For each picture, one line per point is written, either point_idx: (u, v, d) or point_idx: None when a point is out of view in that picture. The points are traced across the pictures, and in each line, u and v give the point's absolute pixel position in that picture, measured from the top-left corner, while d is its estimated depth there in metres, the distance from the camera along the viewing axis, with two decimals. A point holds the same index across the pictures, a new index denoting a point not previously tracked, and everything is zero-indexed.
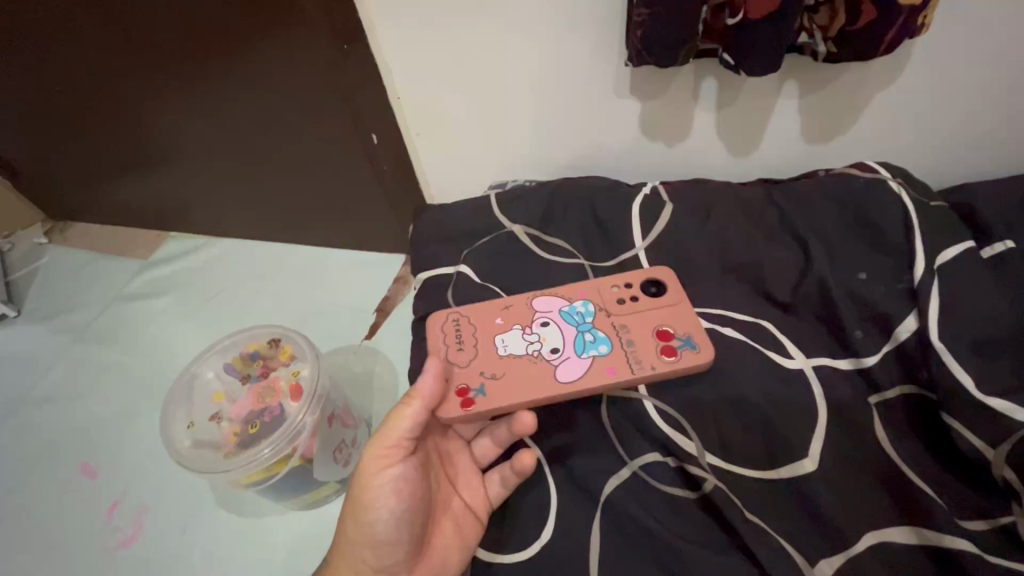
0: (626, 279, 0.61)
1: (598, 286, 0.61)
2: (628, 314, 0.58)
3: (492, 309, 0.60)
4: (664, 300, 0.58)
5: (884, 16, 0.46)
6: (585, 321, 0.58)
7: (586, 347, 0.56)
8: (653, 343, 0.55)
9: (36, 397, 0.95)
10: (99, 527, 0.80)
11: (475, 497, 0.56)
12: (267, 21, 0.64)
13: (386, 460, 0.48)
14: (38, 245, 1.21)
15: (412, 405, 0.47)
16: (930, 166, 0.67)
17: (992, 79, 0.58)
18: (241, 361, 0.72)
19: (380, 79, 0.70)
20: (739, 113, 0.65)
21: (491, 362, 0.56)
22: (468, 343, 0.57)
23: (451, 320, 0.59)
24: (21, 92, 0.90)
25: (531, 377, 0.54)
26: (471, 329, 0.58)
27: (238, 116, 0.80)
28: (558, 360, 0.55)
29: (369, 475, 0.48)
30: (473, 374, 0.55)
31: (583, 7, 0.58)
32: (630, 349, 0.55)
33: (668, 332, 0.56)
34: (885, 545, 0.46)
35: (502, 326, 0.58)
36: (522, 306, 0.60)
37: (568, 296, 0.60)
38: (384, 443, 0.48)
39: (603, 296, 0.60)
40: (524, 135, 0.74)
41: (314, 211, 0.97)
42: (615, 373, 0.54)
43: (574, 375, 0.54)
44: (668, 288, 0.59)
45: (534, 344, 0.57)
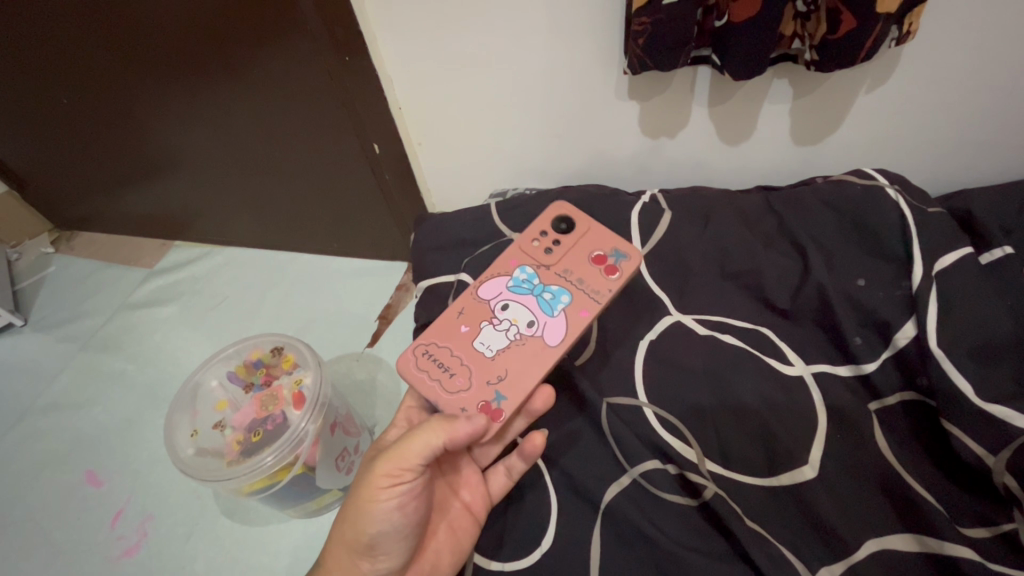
0: (535, 229, 0.58)
1: (518, 252, 0.58)
2: (562, 258, 0.56)
3: (450, 322, 0.55)
4: (577, 232, 0.57)
5: (863, 24, 0.45)
6: (534, 283, 0.56)
7: (550, 305, 0.54)
8: (593, 271, 0.55)
9: (41, 406, 0.96)
10: (104, 535, 0.80)
11: (474, 496, 0.54)
12: (265, 30, 0.64)
13: (395, 478, 0.46)
14: (45, 254, 1.22)
15: (437, 435, 0.46)
16: (927, 172, 0.68)
17: (989, 86, 0.58)
18: (244, 370, 0.73)
19: (383, 92, 0.73)
20: (738, 121, 0.65)
21: (487, 368, 0.52)
22: (455, 366, 0.53)
23: (421, 355, 0.53)
24: (27, 102, 0.91)
25: (533, 360, 0.52)
26: (447, 350, 0.53)
27: (243, 127, 0.81)
28: (540, 329, 0.53)
29: (376, 490, 0.46)
30: (482, 389, 0.51)
31: (581, 18, 0.58)
32: (582, 285, 0.55)
33: (601, 256, 0.56)
34: (885, 552, 0.46)
35: (471, 332, 0.54)
36: (474, 303, 0.56)
37: (501, 271, 0.57)
38: (397, 463, 0.45)
39: (531, 255, 0.57)
40: (524, 143, 0.75)
41: (316, 219, 0.98)
42: (589, 312, 0.53)
43: (562, 332, 0.52)
44: (574, 218, 0.58)
45: (511, 329, 0.54)
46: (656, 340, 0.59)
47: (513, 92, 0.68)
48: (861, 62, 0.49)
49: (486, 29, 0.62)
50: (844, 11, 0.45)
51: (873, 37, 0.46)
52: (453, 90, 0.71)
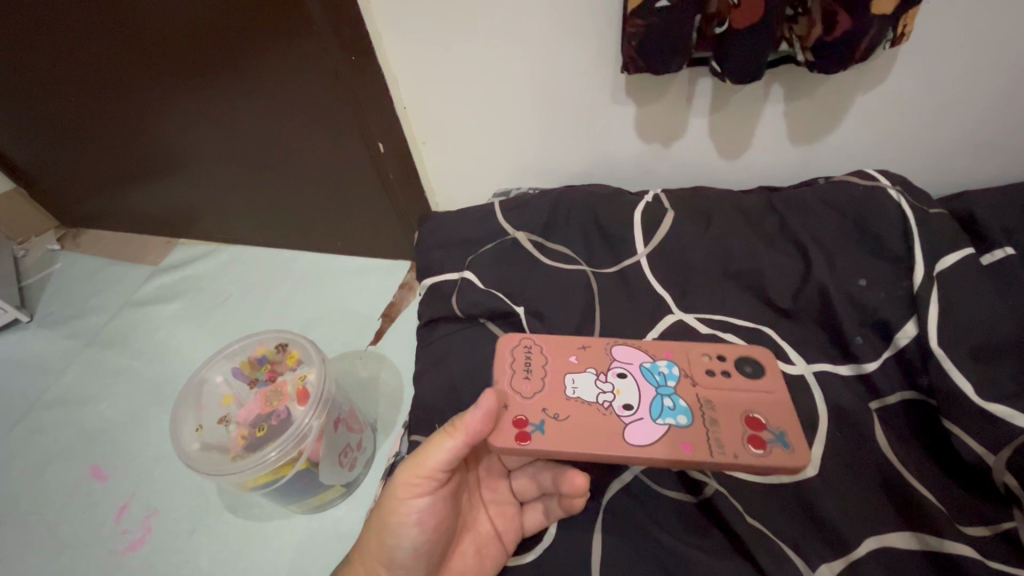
0: (716, 349, 0.50)
1: (682, 347, 0.51)
2: (719, 390, 0.47)
3: (568, 345, 0.52)
4: (756, 383, 0.47)
5: (859, 25, 0.46)
6: (667, 383, 0.48)
7: (661, 412, 0.46)
8: (740, 428, 0.45)
9: (47, 401, 0.97)
10: (108, 530, 0.81)
11: (506, 525, 0.54)
12: (273, 26, 0.65)
13: (415, 489, 0.46)
14: (51, 251, 1.23)
15: (453, 437, 0.44)
16: (929, 175, 0.68)
17: (992, 87, 0.58)
18: (249, 366, 0.73)
19: (387, 90, 0.73)
20: (738, 113, 0.65)
21: (557, 401, 0.47)
22: (539, 378, 0.49)
23: (522, 345, 0.52)
24: (33, 99, 0.92)
25: (597, 434, 0.45)
26: (542, 360, 0.50)
27: (251, 127, 0.82)
28: (630, 421, 0.46)
29: (397, 501, 0.46)
30: (536, 408, 0.47)
31: (582, 18, 0.59)
32: (713, 430, 0.45)
33: (760, 422, 0.45)
34: (886, 549, 0.46)
35: (576, 367, 0.50)
36: (599, 350, 0.51)
37: (651, 351, 0.51)
38: (417, 473, 0.45)
39: (690, 362, 0.50)
40: (527, 142, 0.76)
41: (321, 217, 0.99)
42: (691, 452, 0.44)
43: (646, 441, 0.45)
44: (767, 370, 0.48)
45: (607, 396, 0.48)
46: (658, 338, 0.60)
47: (516, 92, 0.69)
48: (857, 63, 0.50)
49: (489, 30, 0.63)
50: (841, 13, 0.46)
51: (868, 37, 0.47)
52: (458, 89, 0.71)
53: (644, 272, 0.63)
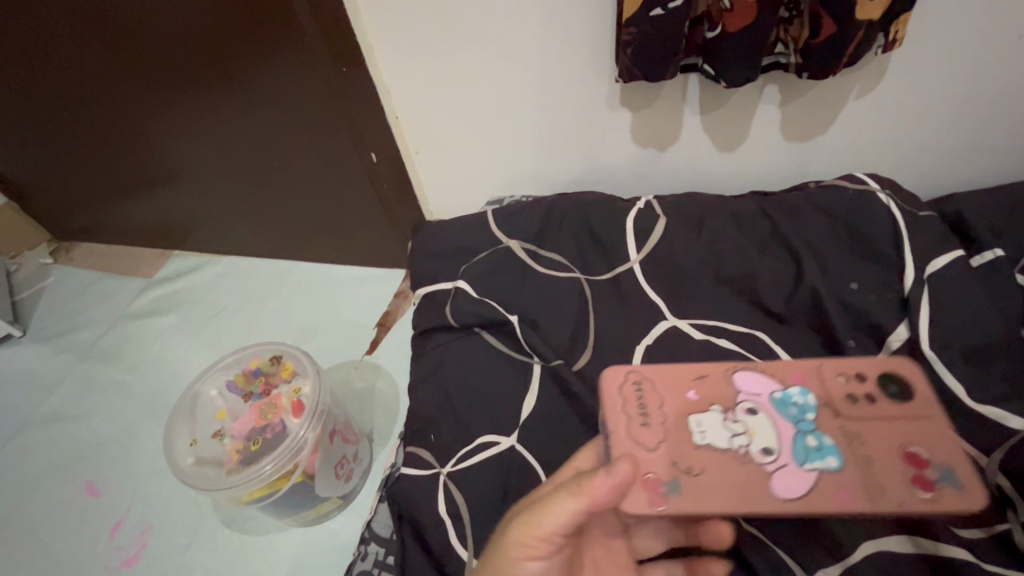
0: (855, 367, 0.46)
1: (814, 371, 0.46)
2: (867, 422, 0.43)
3: (682, 376, 0.47)
4: (909, 408, 0.43)
5: (844, 30, 0.46)
6: (804, 417, 0.44)
7: (807, 454, 0.42)
8: (902, 466, 0.41)
9: (40, 416, 0.96)
10: (103, 546, 0.80)
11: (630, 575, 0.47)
12: (270, 41, 0.65)
13: (531, 550, 0.39)
14: (44, 265, 1.22)
15: (576, 499, 0.37)
16: (918, 178, 0.69)
17: (979, 90, 0.59)
18: (242, 379, 0.73)
19: (381, 104, 0.74)
20: (730, 112, 0.64)
21: (687, 452, 0.43)
22: (655, 419, 0.44)
23: (630, 380, 0.46)
24: (28, 116, 0.92)
25: (746, 490, 0.41)
26: (658, 400, 0.45)
27: (244, 139, 0.82)
28: (773, 468, 0.42)
29: (509, 561, 0.39)
30: (663, 466, 0.42)
31: (572, 28, 0.59)
32: (866, 470, 0.41)
33: (919, 457, 0.42)
34: (882, 555, 0.46)
35: (699, 404, 0.45)
36: (720, 380, 0.46)
37: (779, 376, 0.46)
38: (533, 535, 0.38)
39: (826, 387, 0.45)
40: (520, 150, 0.76)
41: (315, 226, 0.98)
42: (848, 500, 0.40)
43: (797, 491, 0.41)
44: (915, 392, 0.44)
45: (743, 439, 0.43)
46: (652, 345, 0.60)
47: (508, 99, 0.69)
48: (844, 68, 0.50)
49: (481, 38, 0.63)
50: (825, 16, 0.46)
51: (856, 41, 0.47)
52: (450, 98, 0.71)
53: (637, 278, 0.63)
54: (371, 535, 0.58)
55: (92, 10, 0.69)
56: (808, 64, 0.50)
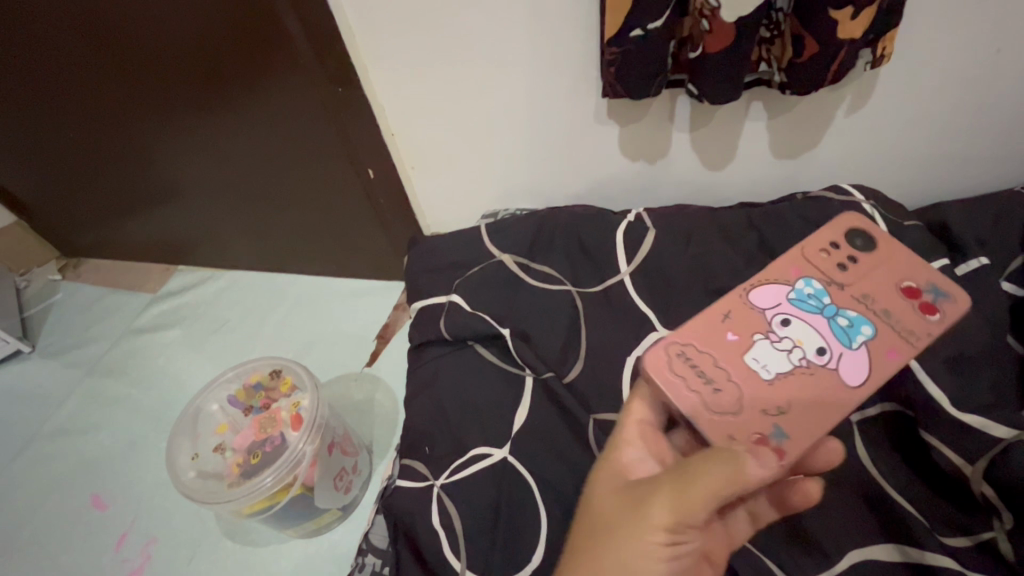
0: (825, 239, 0.48)
1: (799, 257, 0.47)
2: (863, 280, 0.45)
3: (711, 320, 0.44)
4: (878, 252, 0.46)
5: (826, 49, 0.47)
6: (823, 302, 0.45)
7: (848, 335, 0.43)
8: (906, 305, 0.44)
9: (48, 431, 0.98)
10: (109, 558, 0.81)
11: (715, 541, 0.45)
12: (267, 63, 0.67)
13: (680, 532, 0.36)
14: (53, 281, 1.25)
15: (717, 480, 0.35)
16: (905, 188, 0.69)
17: (961, 102, 0.60)
18: (244, 393, 0.74)
19: (377, 122, 0.76)
20: (718, 127, 0.65)
21: (761, 393, 0.41)
22: (722, 380, 0.42)
23: (676, 354, 0.43)
24: (36, 136, 0.95)
25: (826, 397, 0.41)
26: (709, 358, 0.43)
27: (244, 157, 0.84)
28: (834, 361, 0.42)
29: (654, 546, 0.36)
30: (757, 418, 0.41)
31: (560, 46, 0.61)
32: (891, 320, 0.43)
33: (914, 288, 0.44)
34: (868, 562, 0.46)
35: (742, 341, 0.43)
36: (744, 308, 0.45)
37: (776, 275, 0.46)
38: (684, 517, 0.35)
39: (810, 261, 0.47)
40: (513, 165, 0.77)
41: (316, 241, 1.00)
42: (898, 355, 0.42)
43: (864, 374, 0.42)
44: (877, 238, 0.46)
45: (795, 351, 0.43)
46: (642, 356, 0.61)
47: (501, 115, 0.71)
48: (830, 83, 0.51)
49: (473, 58, 0.65)
50: (807, 36, 0.47)
51: (839, 59, 0.48)
52: (443, 115, 0.73)
53: (628, 291, 0.64)
54: (369, 546, 0.60)
55: (98, 35, 0.71)
56: (792, 82, 0.51)
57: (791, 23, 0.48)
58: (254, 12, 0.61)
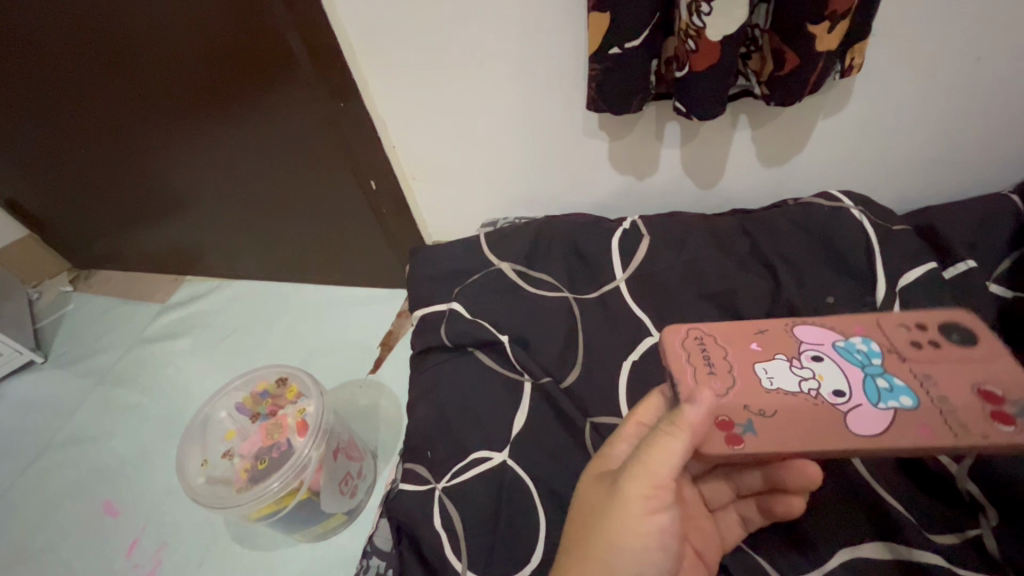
0: (913, 317, 0.44)
1: (874, 322, 0.44)
2: (931, 362, 0.41)
3: (744, 330, 0.45)
4: (974, 347, 0.41)
5: (807, 63, 0.49)
6: (872, 362, 0.42)
7: (881, 396, 0.40)
8: (979, 406, 0.39)
9: (61, 439, 1.00)
10: (121, 564, 0.83)
11: (708, 544, 0.48)
12: (272, 80, 0.70)
13: (652, 502, 0.38)
14: (64, 292, 1.28)
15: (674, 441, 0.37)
16: (894, 192, 0.71)
17: (945, 109, 0.61)
18: (251, 401, 0.77)
19: (379, 136, 0.78)
20: (710, 137, 0.67)
21: (756, 396, 0.41)
22: (721, 368, 0.42)
23: (691, 337, 0.45)
24: (49, 153, 0.98)
25: (817, 431, 0.39)
26: (722, 351, 0.43)
27: (249, 170, 0.87)
28: (846, 408, 0.40)
29: (632, 520, 0.38)
30: (734, 407, 0.40)
31: (552, 62, 0.63)
32: (943, 407, 0.39)
33: (997, 394, 0.39)
34: (858, 560, 0.48)
35: (762, 353, 0.43)
36: (784, 333, 0.44)
37: (841, 326, 0.44)
38: (650, 484, 0.38)
39: (887, 334, 0.43)
40: (511, 175, 0.79)
41: (321, 251, 1.02)
42: (931, 437, 0.38)
43: (873, 429, 0.39)
44: (981, 333, 0.41)
45: (810, 382, 0.41)
46: (637, 361, 0.63)
47: (498, 128, 0.73)
48: (808, 94, 0.53)
49: (469, 73, 0.67)
50: (788, 52, 0.49)
51: (817, 71, 0.50)
52: (442, 128, 0.75)
53: (623, 296, 0.66)
54: (373, 549, 0.61)
55: (108, 55, 0.74)
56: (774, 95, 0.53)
57: (770, 39, 0.50)
58: (258, 31, 0.64)
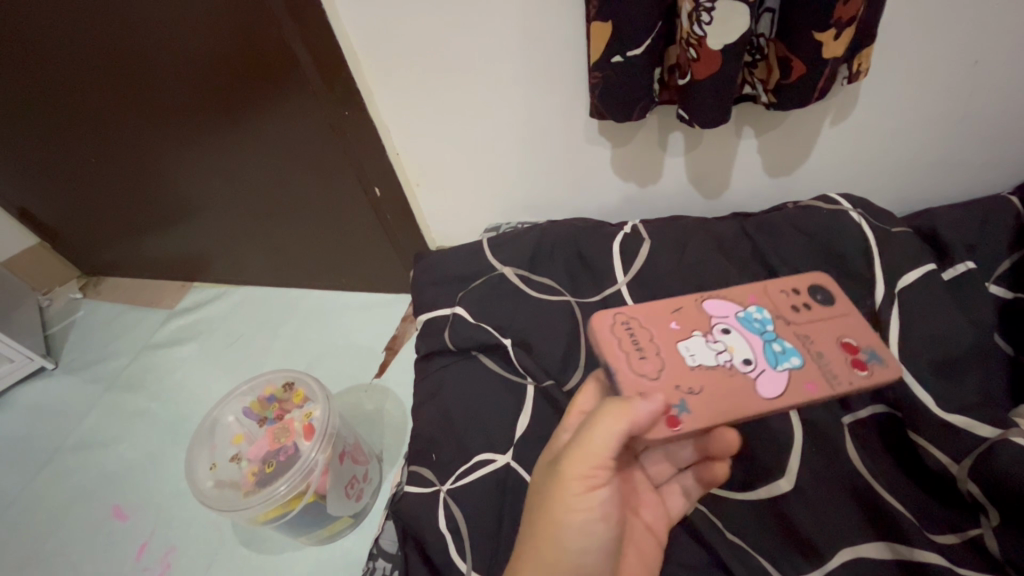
0: (789, 285, 0.49)
1: (762, 291, 0.49)
2: (808, 324, 0.46)
3: (660, 309, 0.47)
4: (833, 311, 0.47)
5: (812, 70, 0.50)
6: (766, 328, 0.46)
7: (777, 359, 0.44)
8: (842, 356, 0.44)
9: (71, 444, 1.02)
10: (130, 566, 0.84)
11: (656, 517, 0.51)
12: (280, 90, 0.71)
13: (590, 480, 0.39)
14: (73, 299, 1.30)
15: (617, 425, 0.37)
16: (894, 195, 0.71)
17: (945, 111, 0.62)
18: (258, 405, 0.78)
19: (382, 141, 0.79)
20: (710, 142, 0.68)
21: (682, 373, 0.42)
22: (649, 348, 0.44)
23: (619, 321, 0.45)
24: (62, 163, 1.00)
25: (735, 398, 0.41)
26: (648, 332, 0.45)
27: (254, 177, 0.88)
28: (754, 375, 0.43)
29: (570, 498, 0.39)
30: (668, 389, 0.41)
31: (553, 69, 0.64)
32: (823, 362, 0.43)
33: (855, 346, 0.45)
34: (861, 560, 0.48)
35: (681, 332, 0.45)
36: (693, 309, 0.47)
37: (737, 300, 0.48)
38: (589, 465, 0.38)
39: (772, 300, 0.48)
40: (513, 180, 0.80)
41: (326, 257, 1.04)
42: (817, 390, 0.42)
43: (777, 391, 0.42)
44: (837, 295, 0.48)
45: (724, 354, 0.44)
46: None
47: (500, 135, 0.74)
48: (817, 100, 0.53)
49: (471, 80, 0.68)
50: (795, 59, 0.50)
51: (824, 78, 0.50)
52: (445, 134, 0.76)
53: (625, 300, 0.67)
54: (379, 551, 0.62)
55: (117, 66, 0.76)
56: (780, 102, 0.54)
57: (777, 48, 0.51)
58: (265, 40, 0.65)
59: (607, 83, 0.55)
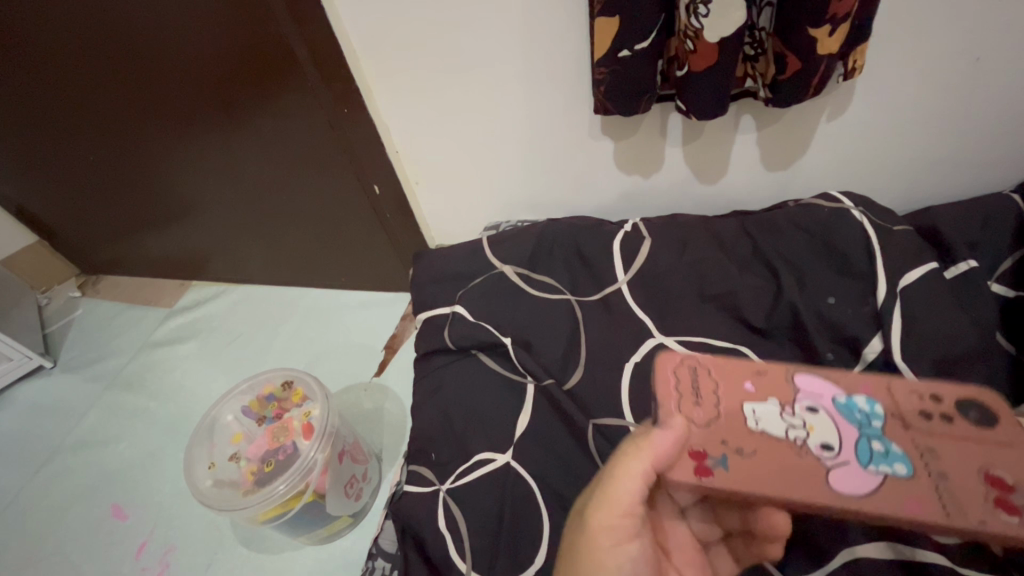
0: (931, 388, 0.44)
1: (884, 389, 0.44)
2: (946, 447, 0.41)
3: (741, 367, 0.47)
4: (987, 433, 0.41)
5: (807, 65, 0.49)
6: (870, 423, 0.42)
7: (873, 458, 0.41)
8: (980, 491, 0.39)
9: (70, 443, 1.01)
10: (129, 565, 0.84)
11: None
12: (277, 87, 0.70)
13: (618, 532, 0.41)
14: (72, 298, 1.30)
15: (639, 460, 0.40)
16: (895, 192, 0.71)
17: (946, 108, 0.61)
18: (257, 404, 0.78)
19: (381, 138, 0.79)
20: (711, 139, 0.67)
21: (738, 432, 0.43)
22: (707, 398, 0.45)
23: (686, 367, 0.47)
24: (58, 161, 1.00)
25: (790, 475, 0.41)
26: (712, 385, 0.46)
27: (253, 176, 0.88)
28: (833, 464, 0.41)
29: (600, 551, 0.40)
30: (711, 440, 0.43)
31: (553, 66, 0.64)
32: (942, 484, 0.40)
33: (1002, 481, 0.39)
34: (862, 560, 0.48)
35: (756, 395, 0.45)
36: (782, 378, 0.46)
37: (845, 385, 0.45)
38: (616, 511, 0.41)
39: (896, 397, 0.44)
40: (513, 178, 0.80)
41: (324, 255, 1.03)
42: (916, 509, 0.39)
43: (853, 490, 0.40)
44: (993, 411, 0.42)
45: (803, 433, 0.42)
46: (640, 363, 0.63)
47: (500, 132, 0.73)
48: (812, 97, 0.53)
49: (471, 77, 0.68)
50: (790, 54, 0.49)
51: (819, 73, 0.50)
52: (444, 131, 0.76)
53: (625, 298, 0.67)
54: (378, 550, 0.61)
55: (114, 64, 0.75)
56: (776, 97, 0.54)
57: (773, 41, 0.50)
58: (261, 37, 0.64)
59: (607, 77, 0.55)
